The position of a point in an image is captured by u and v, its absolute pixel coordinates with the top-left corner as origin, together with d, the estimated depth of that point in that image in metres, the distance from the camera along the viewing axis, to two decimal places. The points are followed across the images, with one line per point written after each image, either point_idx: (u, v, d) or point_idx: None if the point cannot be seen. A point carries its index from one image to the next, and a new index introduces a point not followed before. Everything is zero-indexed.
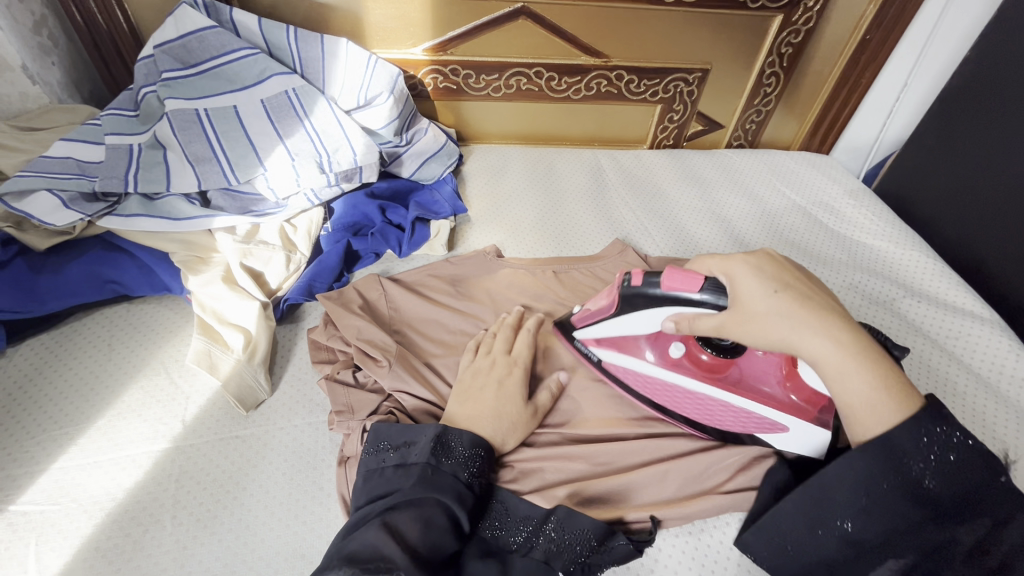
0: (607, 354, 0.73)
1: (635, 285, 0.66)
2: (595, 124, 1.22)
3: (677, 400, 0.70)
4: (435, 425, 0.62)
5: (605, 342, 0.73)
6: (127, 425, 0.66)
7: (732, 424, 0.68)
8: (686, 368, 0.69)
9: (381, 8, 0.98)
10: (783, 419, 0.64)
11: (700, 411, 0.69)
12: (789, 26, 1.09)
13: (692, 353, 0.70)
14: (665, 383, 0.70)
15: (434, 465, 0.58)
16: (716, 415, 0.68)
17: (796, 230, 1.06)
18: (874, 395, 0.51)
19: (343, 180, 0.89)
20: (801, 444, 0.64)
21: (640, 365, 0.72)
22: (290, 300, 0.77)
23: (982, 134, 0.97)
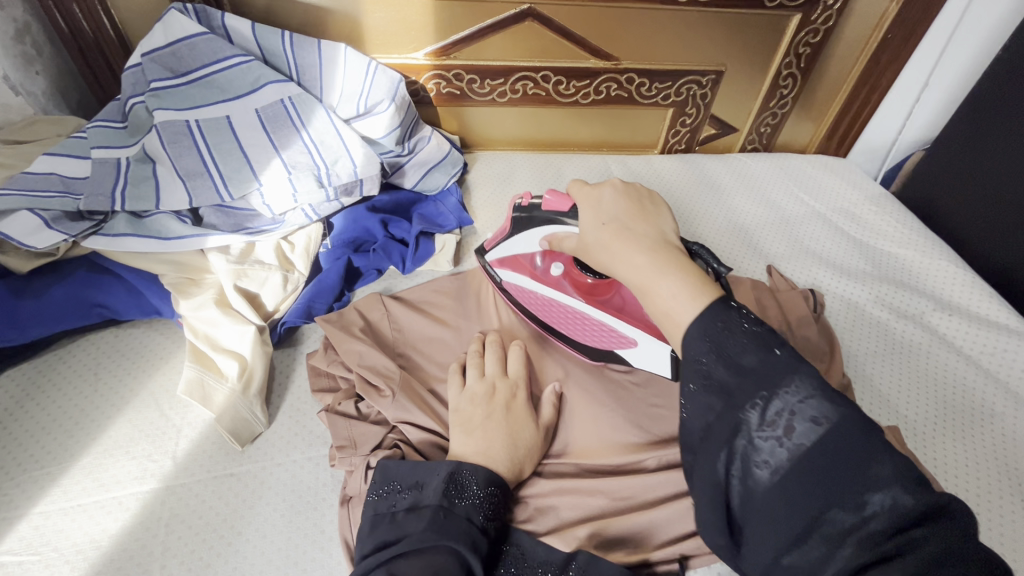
0: (507, 273, 0.77)
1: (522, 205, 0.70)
2: (604, 129, 1.17)
3: (558, 317, 0.75)
4: (447, 464, 0.57)
5: (506, 263, 0.77)
6: (113, 463, 0.61)
7: (596, 341, 0.73)
8: (565, 287, 0.73)
9: (381, 11, 0.94)
10: (636, 335, 0.69)
11: (570, 324, 0.74)
12: (807, 26, 1.04)
13: (572, 274, 0.73)
14: (545, 299, 0.75)
15: (446, 508, 0.53)
16: (585, 332, 0.73)
17: (817, 239, 1.01)
18: (678, 300, 0.48)
19: (343, 194, 0.84)
20: (648, 359, 0.69)
21: (530, 283, 0.76)
22: (288, 323, 0.73)
23: (1015, 137, 0.92)
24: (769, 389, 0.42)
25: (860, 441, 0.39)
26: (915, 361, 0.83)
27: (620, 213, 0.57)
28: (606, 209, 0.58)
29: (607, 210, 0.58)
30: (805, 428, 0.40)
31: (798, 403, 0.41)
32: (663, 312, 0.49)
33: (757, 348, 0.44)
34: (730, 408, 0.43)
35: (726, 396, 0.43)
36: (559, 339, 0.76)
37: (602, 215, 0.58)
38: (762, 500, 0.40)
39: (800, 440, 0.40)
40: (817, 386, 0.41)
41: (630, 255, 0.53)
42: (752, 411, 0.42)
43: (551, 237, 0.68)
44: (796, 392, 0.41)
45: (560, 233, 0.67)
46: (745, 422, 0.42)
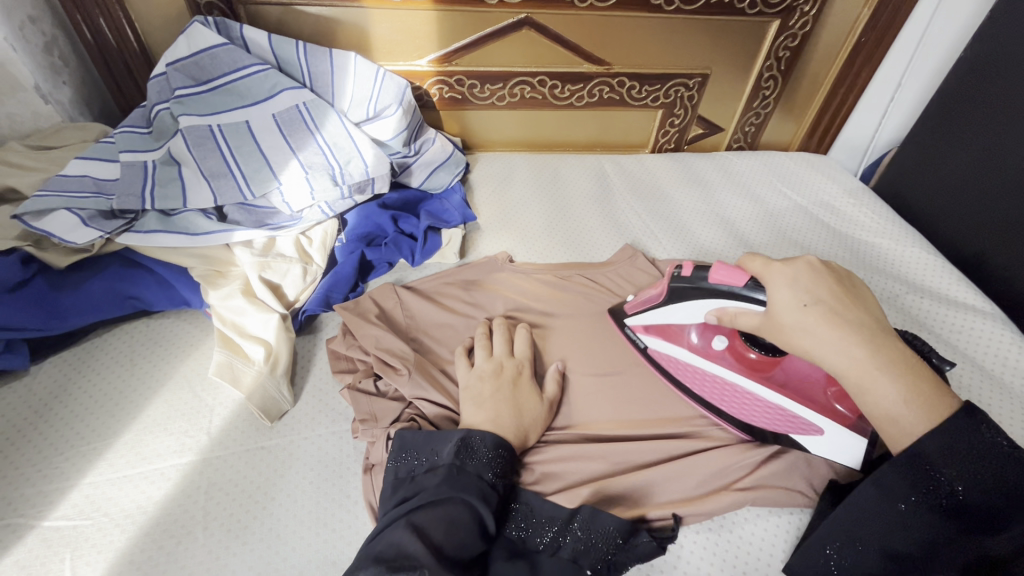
0: (655, 341, 0.78)
1: (685, 275, 0.70)
2: (597, 130, 1.24)
3: (720, 394, 0.73)
4: (458, 430, 0.63)
5: (652, 330, 0.78)
6: (153, 439, 0.67)
7: (771, 423, 0.69)
8: (729, 361, 0.73)
9: (387, 22, 1.00)
10: (820, 422, 0.66)
11: (742, 405, 0.71)
12: (786, 31, 1.12)
13: (735, 349, 0.73)
14: (699, 370, 0.75)
15: (458, 466, 0.59)
16: (749, 411, 0.71)
17: (798, 230, 1.08)
18: (902, 405, 0.52)
19: (355, 192, 0.90)
20: (838, 451, 0.65)
21: (682, 352, 0.76)
22: (308, 311, 0.78)
23: (979, 132, 0.99)
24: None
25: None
26: None
27: (817, 295, 0.57)
28: (797, 291, 0.58)
29: (806, 291, 0.58)
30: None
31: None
32: (884, 415, 0.53)
33: (1010, 468, 0.49)
34: (959, 547, 0.49)
35: (957, 529, 0.49)
36: (711, 412, 0.73)
37: (796, 296, 0.58)
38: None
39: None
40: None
41: (841, 348, 0.54)
42: (1001, 537, 0.48)
43: (722, 310, 0.68)
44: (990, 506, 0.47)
45: (734, 307, 0.66)
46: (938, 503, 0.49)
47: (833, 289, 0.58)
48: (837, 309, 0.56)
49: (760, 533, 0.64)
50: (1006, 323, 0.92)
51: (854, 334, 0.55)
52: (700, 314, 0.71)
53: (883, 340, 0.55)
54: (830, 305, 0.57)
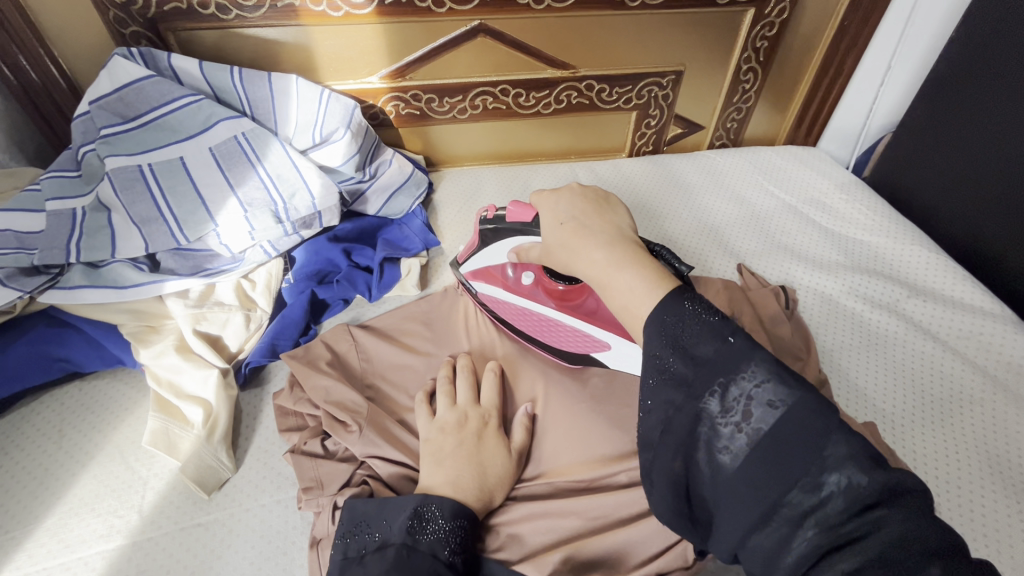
0: (481, 285, 0.80)
1: (488, 219, 0.72)
2: (570, 137, 1.17)
3: (537, 325, 0.77)
4: (413, 497, 0.57)
5: (478, 275, 0.80)
6: (78, 522, 0.60)
7: (573, 345, 0.74)
8: (537, 293, 0.77)
9: (331, 39, 0.93)
10: (609, 337, 0.72)
11: (549, 332, 0.76)
12: (762, 20, 1.04)
13: (544, 282, 0.77)
14: (521, 308, 0.78)
15: (410, 545, 0.52)
16: (561, 338, 0.75)
17: (789, 233, 1.01)
18: (635, 288, 0.50)
19: (302, 228, 0.83)
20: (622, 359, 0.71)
21: (504, 293, 0.78)
22: (251, 363, 0.72)
23: (976, 117, 0.91)
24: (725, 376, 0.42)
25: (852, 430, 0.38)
26: (892, 353, 0.81)
27: (575, 211, 0.60)
28: (562, 208, 0.61)
29: (564, 207, 0.61)
30: (764, 413, 0.39)
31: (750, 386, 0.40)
32: (621, 303, 0.51)
33: (710, 337, 0.43)
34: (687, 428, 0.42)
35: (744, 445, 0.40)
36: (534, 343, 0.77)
37: (559, 214, 0.61)
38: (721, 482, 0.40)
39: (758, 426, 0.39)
40: (774, 369, 0.40)
41: (588, 251, 0.55)
42: (712, 401, 0.42)
43: (518, 248, 0.71)
44: (753, 378, 0.41)
45: (525, 243, 0.70)
46: (707, 409, 0.42)
47: (584, 206, 0.60)
48: (583, 221, 0.58)
49: None
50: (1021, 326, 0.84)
51: (606, 241, 0.55)
52: (505, 255, 0.74)
53: (625, 242, 0.54)
54: (577, 216, 0.59)
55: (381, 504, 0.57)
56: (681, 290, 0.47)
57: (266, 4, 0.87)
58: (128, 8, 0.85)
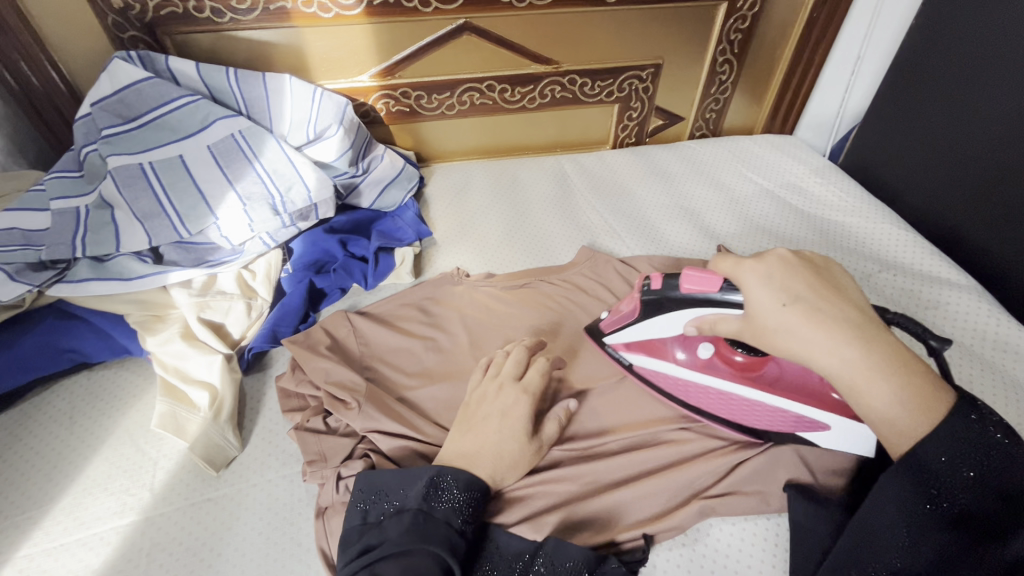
0: (638, 359, 0.72)
1: (656, 289, 0.65)
2: (555, 131, 1.21)
3: (713, 402, 0.69)
4: (431, 469, 0.59)
5: (634, 347, 0.72)
6: (93, 501, 0.63)
7: (763, 422, 0.66)
8: (719, 370, 0.68)
9: (322, 39, 0.97)
10: (827, 417, 0.62)
11: (739, 410, 0.67)
12: (735, 13, 1.09)
13: (722, 355, 0.68)
14: (699, 384, 0.69)
15: (425, 512, 0.55)
16: (750, 415, 0.67)
17: (766, 215, 1.05)
18: (898, 404, 0.48)
19: (298, 219, 0.87)
20: (842, 441, 0.63)
21: (673, 368, 0.70)
22: (254, 348, 0.75)
23: (940, 100, 0.96)
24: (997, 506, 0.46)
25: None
26: (865, 322, 0.86)
27: (793, 291, 0.52)
28: (771, 289, 0.53)
29: (779, 287, 0.53)
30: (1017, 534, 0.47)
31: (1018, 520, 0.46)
32: (879, 415, 0.49)
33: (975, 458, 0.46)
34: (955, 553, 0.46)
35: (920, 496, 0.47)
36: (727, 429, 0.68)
37: (772, 294, 0.53)
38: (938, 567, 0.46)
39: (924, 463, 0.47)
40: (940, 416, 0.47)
41: (837, 349, 0.49)
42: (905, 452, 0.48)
43: (700, 321, 0.63)
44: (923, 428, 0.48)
45: (712, 314, 0.61)
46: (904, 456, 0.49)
47: (810, 282, 0.53)
48: (818, 304, 0.51)
49: (735, 541, 0.62)
50: (983, 295, 0.89)
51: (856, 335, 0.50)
52: (677, 325, 0.67)
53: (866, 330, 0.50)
54: (810, 299, 0.51)
55: (401, 474, 0.59)
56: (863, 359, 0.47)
57: (258, 6, 0.91)
58: (125, 13, 0.89)
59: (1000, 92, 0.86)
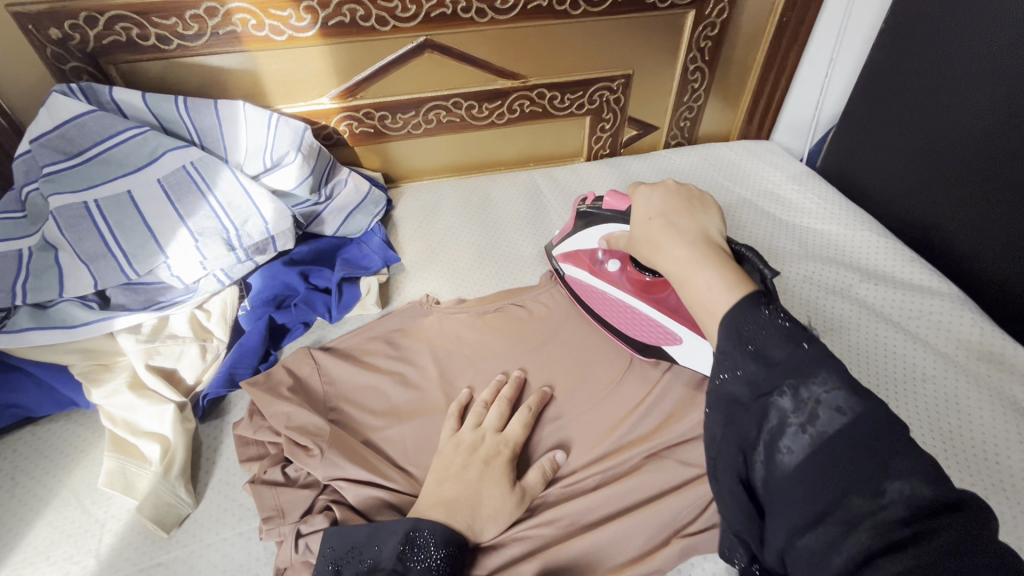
0: (569, 268, 0.83)
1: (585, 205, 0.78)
2: (527, 145, 1.18)
3: (610, 310, 0.79)
4: (405, 521, 0.56)
5: (569, 258, 0.83)
6: (33, 572, 0.59)
7: (642, 334, 0.76)
8: (620, 281, 0.78)
9: (278, 62, 0.93)
10: (682, 333, 0.71)
11: (626, 319, 0.77)
12: (703, 21, 1.06)
13: (630, 271, 0.79)
14: (604, 294, 0.80)
15: (402, 571, 0.52)
16: (635, 326, 0.77)
17: (744, 226, 1.03)
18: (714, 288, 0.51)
19: (255, 253, 0.83)
20: (693, 356, 0.71)
21: (589, 278, 0.81)
22: (209, 395, 0.71)
23: (913, 102, 0.94)
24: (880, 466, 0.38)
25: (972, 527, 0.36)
26: (857, 340, 0.82)
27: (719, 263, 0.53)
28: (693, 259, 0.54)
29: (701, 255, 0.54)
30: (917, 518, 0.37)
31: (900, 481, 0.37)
32: (700, 300, 0.51)
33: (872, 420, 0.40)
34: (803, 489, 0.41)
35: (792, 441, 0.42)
36: (607, 329, 0.80)
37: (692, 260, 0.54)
38: (780, 483, 0.42)
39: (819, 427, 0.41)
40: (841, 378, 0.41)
41: (674, 248, 0.56)
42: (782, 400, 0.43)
43: (609, 235, 0.75)
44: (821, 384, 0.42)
45: (616, 231, 0.74)
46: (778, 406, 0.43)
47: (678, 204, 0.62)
48: (675, 218, 0.60)
49: None
50: (966, 302, 0.87)
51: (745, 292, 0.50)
52: (595, 240, 0.78)
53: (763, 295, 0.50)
54: (668, 217, 0.61)
55: (373, 529, 0.56)
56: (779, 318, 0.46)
57: (207, 31, 0.87)
58: (65, 44, 0.84)
59: (973, 94, 0.84)
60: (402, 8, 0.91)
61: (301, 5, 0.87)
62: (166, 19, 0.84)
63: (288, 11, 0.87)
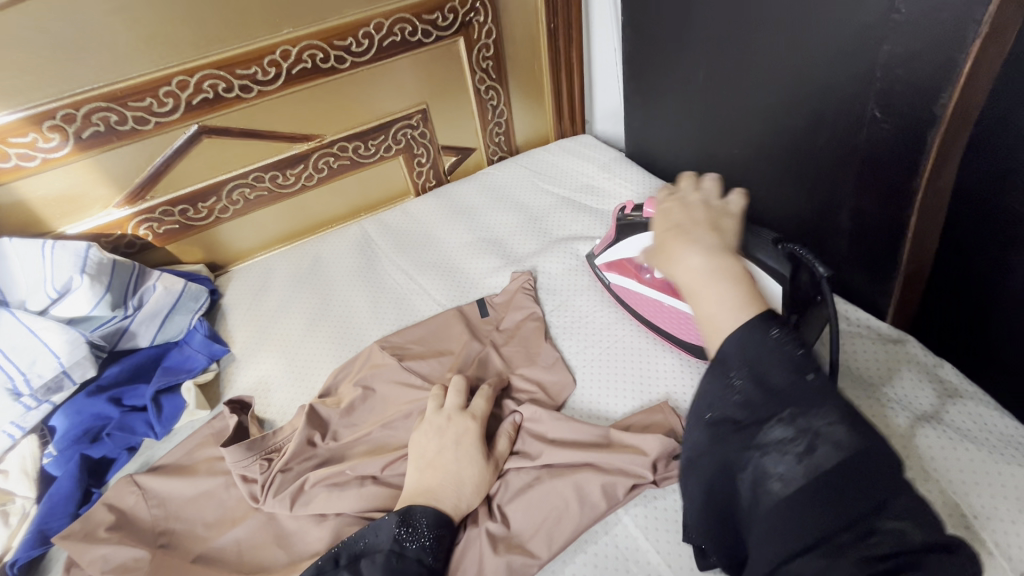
0: (615, 277, 0.87)
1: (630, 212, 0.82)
2: (350, 198, 1.18)
3: (660, 314, 0.82)
4: (397, 511, 0.61)
5: (613, 268, 0.87)
6: None
7: (704, 339, 0.77)
8: (671, 286, 0.80)
9: (43, 188, 0.89)
10: None
11: (676, 321, 0.80)
12: (475, 45, 1.11)
13: None
14: (653, 299, 0.82)
15: (397, 551, 0.58)
16: (691, 330, 0.78)
17: (564, 225, 1.07)
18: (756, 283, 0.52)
19: (48, 394, 0.77)
20: None
21: (637, 285, 0.84)
22: (17, 561, 0.67)
23: (664, 82, 1.03)
24: (798, 408, 0.42)
25: (875, 444, 0.40)
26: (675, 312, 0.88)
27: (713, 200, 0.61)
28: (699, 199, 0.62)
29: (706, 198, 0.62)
30: (827, 452, 0.40)
31: (824, 425, 0.41)
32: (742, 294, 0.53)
33: (790, 371, 0.43)
34: (727, 451, 0.45)
35: (740, 432, 0.44)
36: (651, 330, 0.84)
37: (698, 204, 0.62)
38: (758, 534, 0.41)
39: (818, 462, 0.40)
40: (848, 414, 0.41)
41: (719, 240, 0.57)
42: (778, 430, 0.42)
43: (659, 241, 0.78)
44: (832, 415, 0.41)
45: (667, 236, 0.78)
46: (765, 436, 0.43)
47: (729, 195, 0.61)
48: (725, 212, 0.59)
49: None
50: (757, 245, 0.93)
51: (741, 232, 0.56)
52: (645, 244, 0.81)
53: None
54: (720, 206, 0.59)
55: (369, 529, 0.60)
56: (765, 316, 0.46)
57: None
58: None
59: (699, 64, 0.93)
60: (159, 104, 0.89)
61: (45, 126, 0.84)
62: None
63: (30, 135, 0.84)
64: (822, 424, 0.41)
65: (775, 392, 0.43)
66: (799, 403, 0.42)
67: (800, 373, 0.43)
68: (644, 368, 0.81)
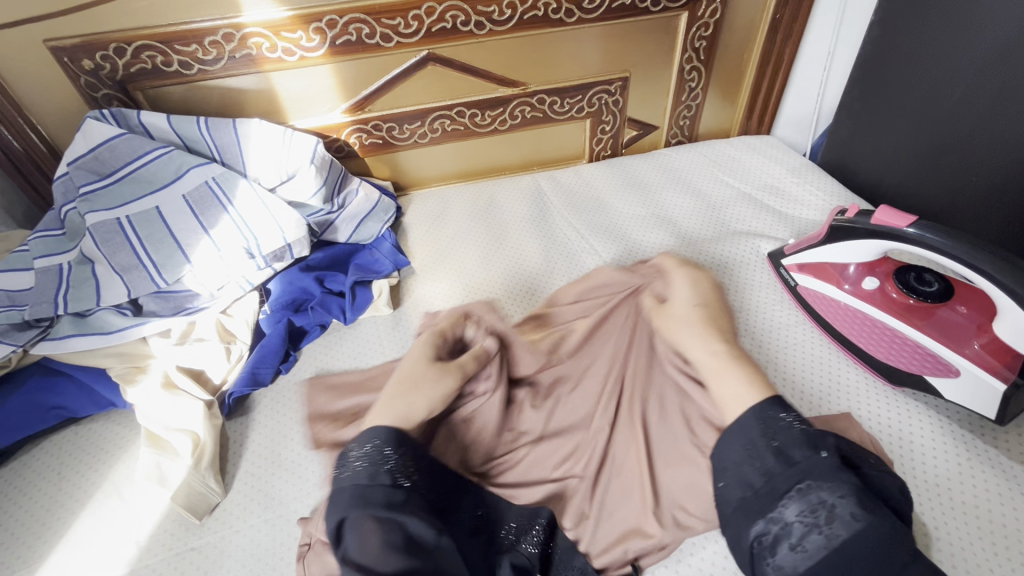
0: (807, 279, 0.86)
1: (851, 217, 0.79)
2: (529, 149, 1.21)
3: (856, 327, 0.79)
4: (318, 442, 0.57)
5: (806, 268, 0.86)
6: (79, 557, 0.63)
7: (908, 361, 0.74)
8: (878, 299, 0.79)
9: (290, 82, 0.99)
10: (959, 364, 0.69)
11: (876, 338, 0.77)
12: (696, 22, 1.09)
13: (886, 291, 0.79)
14: (851, 309, 0.80)
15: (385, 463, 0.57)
16: (892, 350, 0.76)
17: (742, 219, 1.05)
18: None
19: (274, 260, 0.88)
20: (968, 389, 0.69)
21: (834, 292, 0.82)
22: (234, 393, 0.76)
23: (903, 94, 0.98)
24: (810, 483, 0.49)
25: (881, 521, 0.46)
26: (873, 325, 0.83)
27: None
28: None
29: None
30: (844, 523, 0.46)
31: (832, 498, 0.47)
32: None
33: (804, 447, 0.51)
34: (745, 519, 0.50)
35: (759, 500, 0.50)
36: (837, 340, 0.81)
37: None
38: None
39: (838, 532, 0.46)
40: (855, 491, 0.47)
41: None
42: (791, 509, 0.48)
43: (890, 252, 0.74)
44: (838, 491, 0.48)
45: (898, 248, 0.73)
46: (783, 509, 0.48)
47: None
48: None
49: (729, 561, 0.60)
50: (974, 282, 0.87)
51: None
52: (859, 253, 0.79)
53: None
54: None
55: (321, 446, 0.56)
56: (777, 400, 0.55)
57: (225, 55, 0.93)
58: (97, 73, 0.91)
59: (960, 81, 0.88)
60: (405, 25, 0.96)
61: (310, 27, 0.93)
62: (187, 46, 0.91)
63: (298, 33, 0.93)
64: (834, 497, 0.47)
65: (794, 473, 0.50)
66: (815, 483, 0.48)
67: (812, 451, 0.51)
68: (824, 378, 0.77)
